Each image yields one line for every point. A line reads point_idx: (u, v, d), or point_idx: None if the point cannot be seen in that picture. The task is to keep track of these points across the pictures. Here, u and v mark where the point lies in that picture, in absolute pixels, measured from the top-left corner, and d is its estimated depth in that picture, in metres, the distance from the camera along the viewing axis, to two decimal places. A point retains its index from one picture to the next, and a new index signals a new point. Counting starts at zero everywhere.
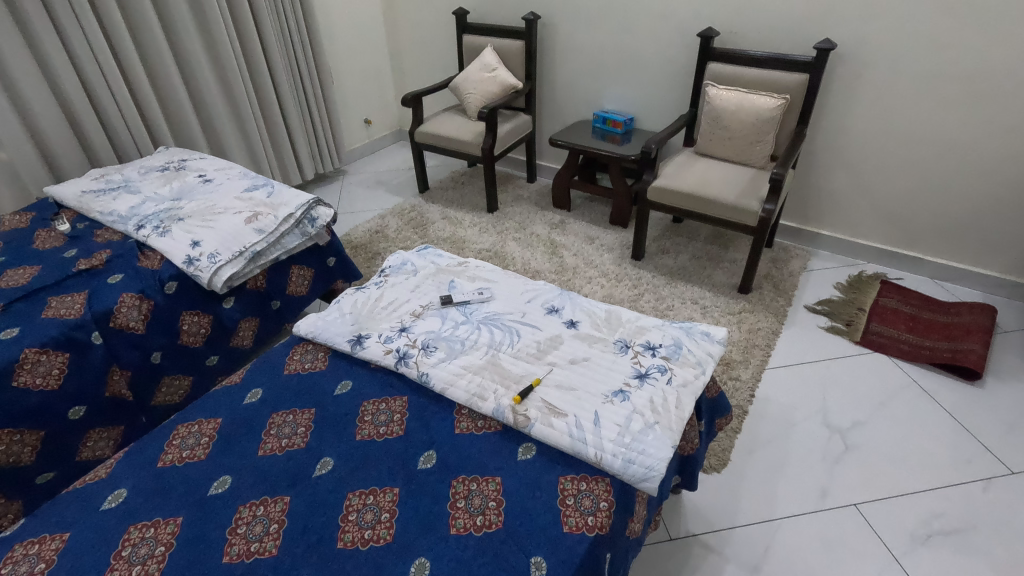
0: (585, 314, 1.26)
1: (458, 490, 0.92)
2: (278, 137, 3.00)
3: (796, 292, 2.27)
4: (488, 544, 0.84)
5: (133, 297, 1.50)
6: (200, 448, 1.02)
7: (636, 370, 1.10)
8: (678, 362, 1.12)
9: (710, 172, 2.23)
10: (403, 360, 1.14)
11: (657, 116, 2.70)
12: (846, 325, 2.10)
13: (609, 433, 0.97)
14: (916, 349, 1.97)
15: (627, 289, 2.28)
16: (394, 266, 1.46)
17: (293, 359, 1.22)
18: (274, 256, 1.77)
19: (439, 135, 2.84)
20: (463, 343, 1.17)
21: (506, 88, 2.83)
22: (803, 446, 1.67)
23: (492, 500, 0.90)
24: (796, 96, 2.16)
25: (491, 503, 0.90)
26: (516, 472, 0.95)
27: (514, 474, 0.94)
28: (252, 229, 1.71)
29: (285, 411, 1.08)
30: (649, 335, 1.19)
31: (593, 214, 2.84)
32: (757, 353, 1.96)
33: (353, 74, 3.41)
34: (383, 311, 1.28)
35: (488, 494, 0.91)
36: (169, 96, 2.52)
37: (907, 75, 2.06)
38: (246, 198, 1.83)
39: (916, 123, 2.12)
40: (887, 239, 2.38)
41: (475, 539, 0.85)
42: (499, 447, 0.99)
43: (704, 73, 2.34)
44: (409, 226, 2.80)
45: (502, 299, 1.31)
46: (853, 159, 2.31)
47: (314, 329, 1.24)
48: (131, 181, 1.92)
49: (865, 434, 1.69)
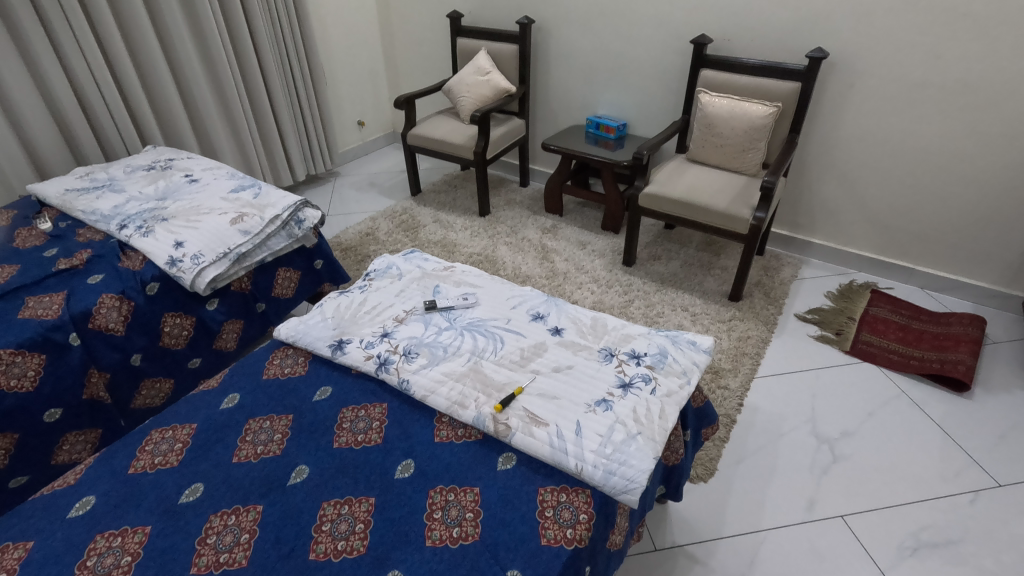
0: (570, 321, 1.24)
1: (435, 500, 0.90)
2: (269, 137, 2.98)
3: (786, 300, 2.27)
4: (464, 554, 0.83)
5: (113, 298, 1.48)
6: (173, 454, 1.00)
7: (620, 379, 1.08)
8: (663, 371, 1.11)
9: (702, 179, 2.23)
10: (384, 367, 1.12)
11: (650, 123, 2.70)
12: (836, 334, 2.09)
13: (590, 443, 0.95)
14: (905, 359, 1.96)
15: (618, 295, 2.27)
16: (379, 270, 1.44)
17: (272, 363, 1.20)
18: (259, 258, 1.75)
19: (432, 138, 2.82)
20: (446, 349, 1.15)
21: (500, 91, 2.82)
22: (791, 455, 1.66)
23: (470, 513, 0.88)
24: (788, 105, 2.15)
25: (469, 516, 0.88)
26: (496, 481, 0.93)
27: (494, 483, 0.93)
28: (237, 230, 1.68)
29: (262, 418, 1.06)
30: (634, 343, 1.18)
31: (585, 219, 2.83)
32: (746, 362, 1.96)
33: (347, 75, 3.39)
34: (365, 315, 1.26)
35: (466, 504, 0.90)
36: (159, 96, 2.50)
37: (900, 84, 2.06)
38: (231, 198, 1.81)
39: (908, 133, 2.12)
40: (878, 248, 2.38)
41: (451, 550, 0.83)
42: (478, 457, 0.97)
43: (697, 80, 2.33)
44: (400, 229, 2.78)
45: (487, 305, 1.29)
46: (845, 168, 2.31)
47: (295, 333, 1.23)
48: (116, 180, 1.90)
49: (853, 445, 1.69)
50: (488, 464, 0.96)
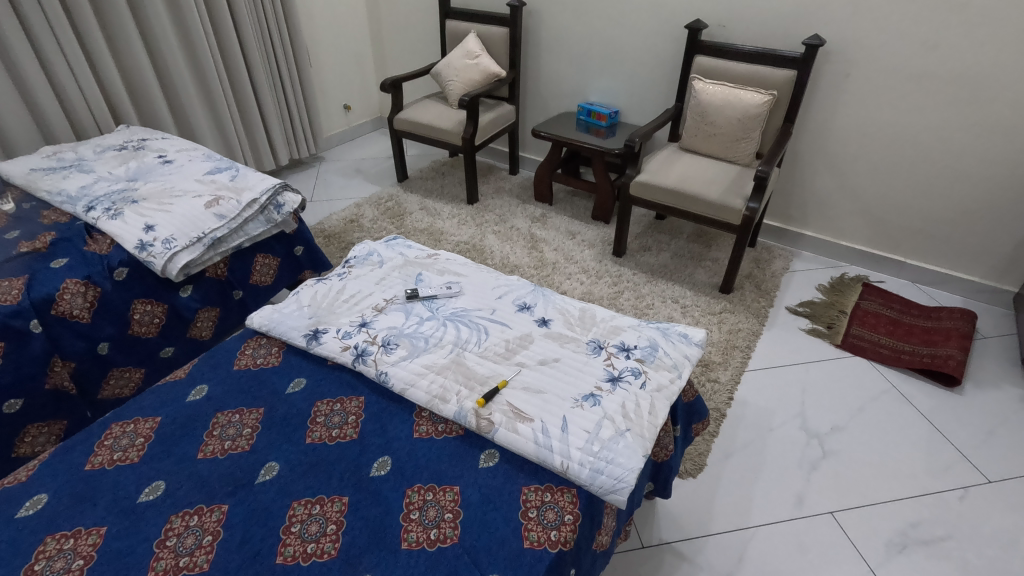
0: (558, 312, 1.19)
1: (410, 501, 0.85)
2: (250, 120, 2.88)
3: (777, 293, 2.24)
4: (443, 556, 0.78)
5: (78, 283, 1.41)
6: (133, 450, 0.94)
7: (608, 373, 1.04)
8: (654, 364, 1.06)
9: (694, 169, 2.18)
10: (361, 358, 1.06)
11: (642, 110, 2.64)
12: (827, 328, 2.06)
13: (577, 440, 0.91)
14: (896, 353, 1.94)
15: (607, 286, 2.22)
16: (359, 256, 1.38)
17: (244, 353, 1.14)
18: (236, 244, 1.68)
19: (419, 123, 2.75)
20: (427, 341, 1.09)
21: (489, 76, 2.75)
22: (781, 450, 1.63)
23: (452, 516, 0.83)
24: (783, 93, 2.10)
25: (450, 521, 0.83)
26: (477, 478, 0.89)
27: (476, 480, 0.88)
28: (211, 214, 1.62)
29: (231, 410, 1.01)
30: (624, 335, 1.13)
31: (575, 209, 2.78)
32: (736, 355, 1.92)
33: (332, 57, 3.29)
34: (343, 304, 1.20)
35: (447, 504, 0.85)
36: (133, 74, 2.40)
37: (896, 74, 2.02)
38: (207, 180, 1.73)
39: (903, 124, 2.09)
40: (869, 241, 2.35)
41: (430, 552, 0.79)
42: (458, 453, 0.93)
43: (691, 67, 2.27)
44: (386, 217, 2.71)
45: (471, 295, 1.23)
46: (838, 159, 2.27)
47: (270, 321, 1.16)
48: (85, 160, 1.81)
49: (843, 440, 1.66)
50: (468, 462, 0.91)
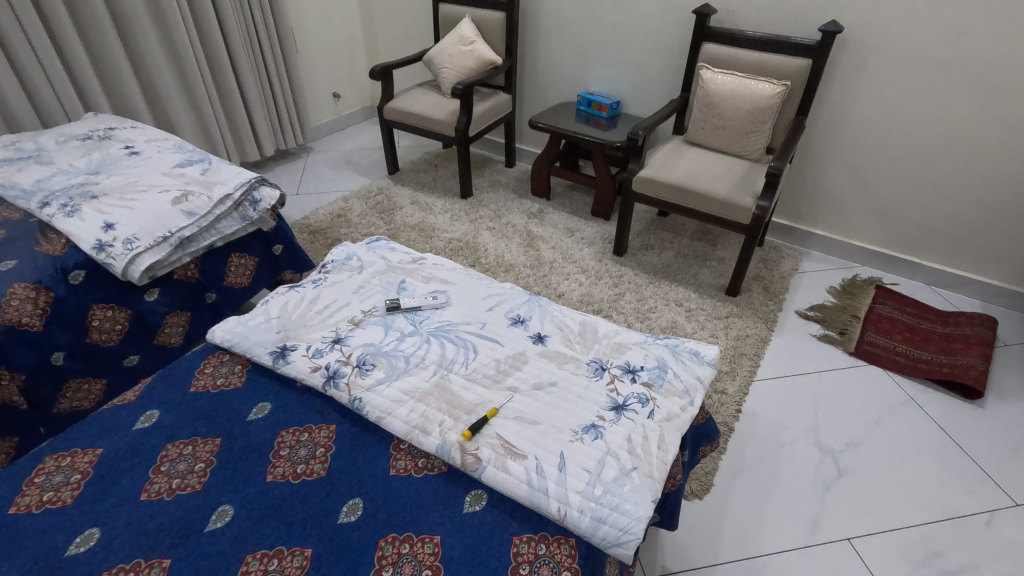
0: (555, 327, 1.07)
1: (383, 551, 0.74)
2: (232, 108, 2.74)
3: (786, 295, 2.12)
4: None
5: (28, 288, 1.28)
6: (67, 489, 0.82)
7: (612, 400, 0.92)
8: (662, 390, 0.94)
9: (701, 164, 2.05)
10: (332, 381, 0.94)
11: (645, 100, 2.51)
12: (839, 334, 1.95)
13: (576, 481, 0.79)
14: (913, 362, 1.82)
15: (607, 288, 2.10)
16: (337, 261, 1.26)
17: (203, 372, 1.01)
18: (207, 243, 1.55)
19: (410, 112, 2.61)
20: (408, 361, 0.97)
21: (484, 63, 2.61)
22: (793, 468, 1.52)
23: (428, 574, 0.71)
24: (797, 83, 1.97)
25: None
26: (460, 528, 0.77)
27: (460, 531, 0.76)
28: (179, 211, 1.48)
29: (183, 441, 0.88)
30: (629, 354, 1.01)
31: (573, 204, 2.65)
32: (745, 363, 1.81)
33: (320, 42, 3.14)
34: (316, 316, 1.08)
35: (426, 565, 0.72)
36: (103, 58, 2.26)
37: (918, 64, 1.89)
38: (175, 173, 1.59)
39: (923, 118, 1.96)
40: (883, 241, 2.23)
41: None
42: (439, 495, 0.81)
43: (698, 54, 2.14)
44: (374, 211, 2.58)
45: (459, 306, 1.11)
46: (853, 154, 2.14)
47: (233, 336, 1.04)
48: (45, 151, 1.67)
49: (858, 457, 1.55)
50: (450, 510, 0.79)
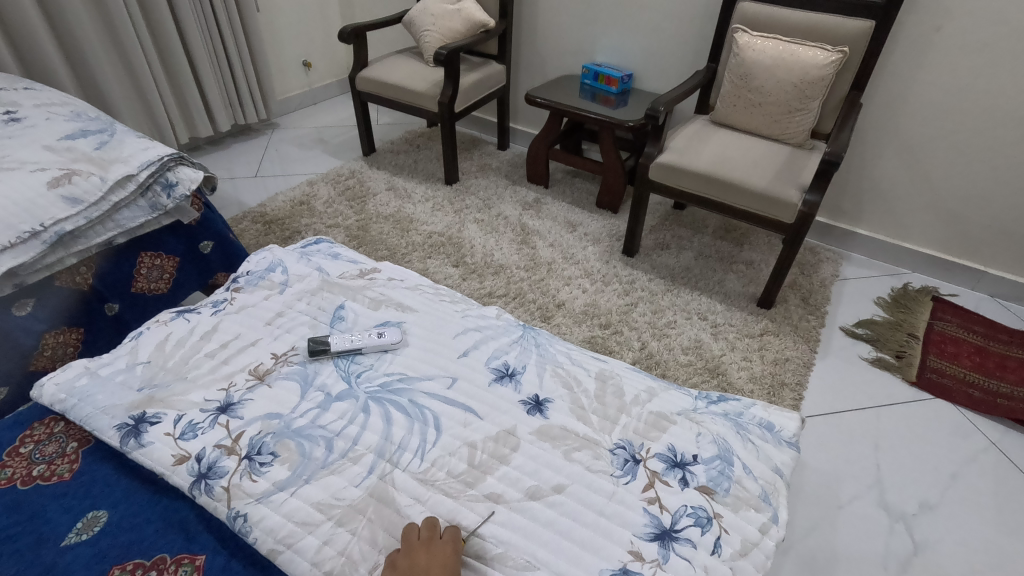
0: (560, 384, 0.72)
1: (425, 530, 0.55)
2: (178, 74, 2.35)
3: (828, 308, 1.78)
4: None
5: None
6: None
7: (652, 522, 0.57)
8: (730, 499, 0.60)
9: (732, 148, 1.69)
10: (205, 482, 0.58)
11: (662, 73, 2.14)
12: (895, 357, 1.61)
13: None
14: (990, 397, 1.50)
15: (616, 296, 1.75)
16: (253, 274, 0.90)
17: (16, 452, 0.65)
18: (100, 240, 1.18)
19: (386, 82, 2.23)
20: (330, 445, 0.62)
21: (474, 26, 2.22)
22: (857, 539, 1.19)
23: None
24: (855, 51, 1.61)
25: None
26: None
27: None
28: (58, 197, 1.11)
29: None
30: (673, 434, 0.66)
31: (575, 193, 2.29)
32: (786, 395, 1.47)
33: (286, 1, 2.74)
34: (204, 364, 0.72)
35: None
36: (9, 6, 1.86)
37: (1006, 28, 1.53)
38: (60, 148, 1.22)
39: (1007, 97, 1.61)
40: (940, 245, 1.90)
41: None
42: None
43: (731, 15, 1.76)
44: (343, 198, 2.21)
45: (418, 348, 0.75)
46: (912, 140, 1.79)
47: (70, 395, 0.68)
48: None
49: (937, 524, 1.22)
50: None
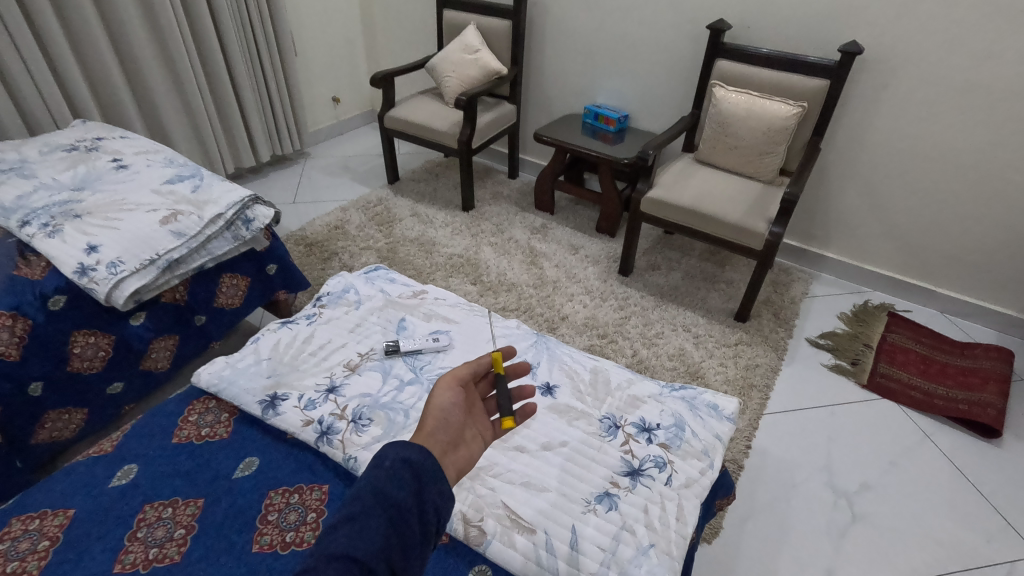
0: (566, 375, 1.00)
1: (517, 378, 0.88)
2: (227, 112, 2.67)
3: (797, 322, 2.05)
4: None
5: (4, 316, 1.21)
6: (33, 558, 0.75)
7: (626, 464, 0.85)
8: (680, 452, 0.88)
9: (712, 185, 1.98)
10: (326, 437, 0.87)
11: (654, 114, 2.44)
12: (851, 364, 1.89)
13: (589, 560, 0.73)
14: (929, 397, 1.76)
15: (613, 310, 2.03)
16: (333, 293, 1.19)
17: (186, 421, 0.95)
18: (196, 265, 1.48)
19: (412, 121, 2.53)
20: (407, 415, 0.91)
21: (489, 72, 2.53)
22: (806, 511, 1.46)
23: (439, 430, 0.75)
24: (814, 105, 1.90)
25: (444, 434, 0.74)
26: (415, 486, 0.66)
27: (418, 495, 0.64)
28: (167, 231, 1.41)
29: (163, 503, 0.82)
30: (644, 410, 0.94)
31: (578, 219, 2.58)
32: (754, 396, 1.74)
33: (319, 45, 3.06)
34: (310, 359, 1.01)
35: (353, 532, 0.59)
36: (94, 62, 2.19)
37: (943, 86, 1.81)
38: (164, 191, 1.52)
39: (947, 142, 1.88)
40: (899, 267, 2.17)
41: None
42: (384, 455, 0.67)
43: (711, 71, 2.06)
44: (373, 223, 2.51)
45: (462, 349, 1.04)
46: (869, 177, 2.07)
47: (219, 380, 0.97)
48: (28, 162, 1.59)
49: (874, 501, 1.49)
50: (395, 459, 0.67)
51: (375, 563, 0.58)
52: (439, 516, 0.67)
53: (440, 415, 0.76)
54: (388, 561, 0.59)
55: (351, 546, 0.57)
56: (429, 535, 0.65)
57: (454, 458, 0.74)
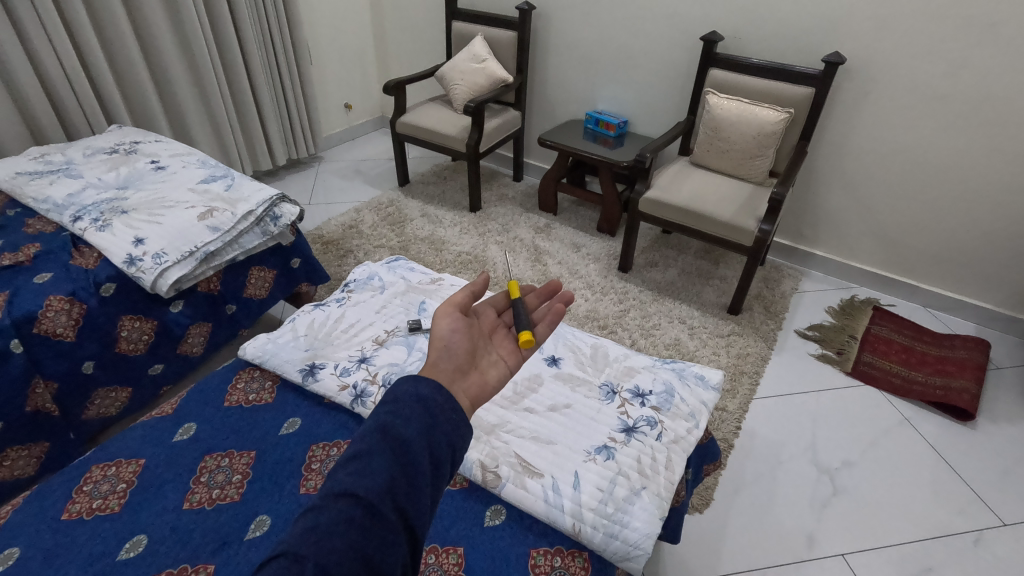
0: (569, 350, 1.13)
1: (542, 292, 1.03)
2: (247, 118, 2.81)
3: (786, 315, 2.18)
4: (365, 538, 0.52)
5: (62, 300, 1.34)
6: (114, 498, 0.88)
7: (622, 422, 0.98)
8: (669, 413, 1.00)
9: (705, 186, 2.11)
10: (360, 400, 1.00)
11: (652, 120, 2.58)
12: (837, 353, 2.01)
13: (589, 499, 0.86)
14: (909, 384, 1.88)
15: (613, 303, 2.16)
16: (359, 280, 1.32)
17: (235, 387, 1.08)
18: (229, 258, 1.61)
19: (422, 127, 2.67)
20: None
21: (495, 81, 2.67)
22: (791, 484, 1.58)
23: (445, 358, 0.77)
24: (800, 111, 2.03)
25: (449, 361, 0.77)
26: (425, 421, 0.63)
27: (428, 430, 0.62)
28: (205, 226, 1.54)
29: (221, 454, 0.95)
30: (638, 378, 1.07)
31: (580, 219, 2.71)
32: (745, 382, 1.86)
33: (333, 55, 3.21)
34: (342, 336, 1.14)
35: (358, 469, 0.56)
36: (126, 71, 2.33)
37: (920, 93, 1.93)
38: (200, 189, 1.65)
39: (925, 146, 2.01)
40: (884, 264, 2.29)
41: (339, 535, 0.51)
42: (394, 393, 0.65)
43: (705, 79, 2.20)
44: (386, 223, 2.64)
45: None
46: (853, 178, 2.20)
47: (263, 353, 1.10)
48: (74, 164, 1.73)
49: (854, 476, 1.61)
50: (402, 398, 0.65)
51: (382, 500, 0.55)
52: (453, 451, 0.64)
53: (443, 345, 0.78)
54: (395, 497, 0.56)
55: (357, 482, 0.55)
56: (443, 470, 0.62)
57: (465, 383, 0.76)
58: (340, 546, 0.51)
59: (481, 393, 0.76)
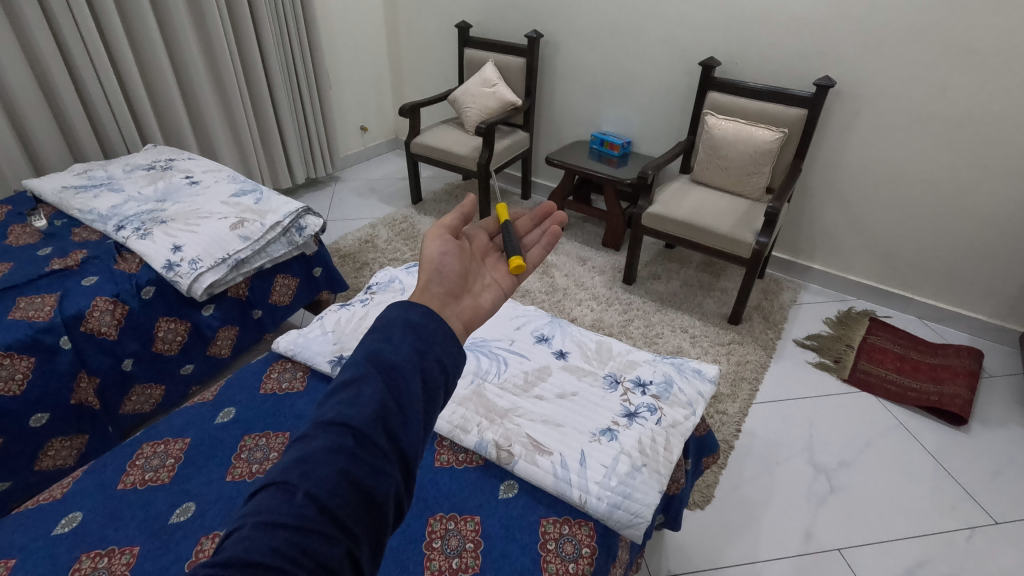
0: (575, 345, 1.23)
1: (529, 221, 1.10)
2: (269, 138, 2.96)
3: (785, 325, 2.26)
4: (356, 463, 0.54)
5: (107, 301, 1.45)
6: (164, 470, 0.98)
7: (624, 408, 1.07)
8: (668, 401, 1.09)
9: (705, 201, 2.22)
10: None
11: (654, 141, 2.70)
12: (834, 361, 2.08)
13: (595, 474, 0.94)
14: (903, 390, 1.95)
15: (617, 314, 2.25)
16: (381, 283, 1.43)
17: (270, 377, 1.18)
18: (258, 265, 1.72)
19: (435, 147, 2.81)
20: None
21: (505, 104, 2.82)
22: (789, 482, 1.64)
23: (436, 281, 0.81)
24: (794, 130, 2.15)
25: (441, 285, 0.80)
26: (415, 346, 0.65)
27: (417, 356, 0.63)
28: (236, 235, 1.65)
29: (259, 434, 1.04)
30: (639, 370, 1.16)
31: (585, 235, 2.82)
32: (745, 387, 1.94)
33: (352, 80, 3.38)
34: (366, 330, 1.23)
35: (349, 398, 0.58)
36: (161, 94, 2.49)
37: (907, 113, 2.05)
38: (232, 202, 1.78)
39: (914, 163, 2.11)
40: (879, 277, 2.38)
41: (328, 462, 0.53)
42: (385, 323, 0.67)
43: (704, 101, 2.33)
44: (400, 238, 2.76)
45: (491, 325, 1.28)
46: (847, 195, 2.30)
47: (295, 346, 1.21)
48: (115, 179, 1.86)
49: (850, 476, 1.67)
50: (393, 323, 0.67)
51: (372, 428, 0.56)
52: (445, 378, 0.66)
53: (435, 268, 0.81)
54: (385, 425, 0.58)
55: (346, 412, 0.57)
56: (435, 393, 0.64)
57: (457, 307, 0.80)
58: (329, 474, 0.53)
59: (473, 316, 0.80)
